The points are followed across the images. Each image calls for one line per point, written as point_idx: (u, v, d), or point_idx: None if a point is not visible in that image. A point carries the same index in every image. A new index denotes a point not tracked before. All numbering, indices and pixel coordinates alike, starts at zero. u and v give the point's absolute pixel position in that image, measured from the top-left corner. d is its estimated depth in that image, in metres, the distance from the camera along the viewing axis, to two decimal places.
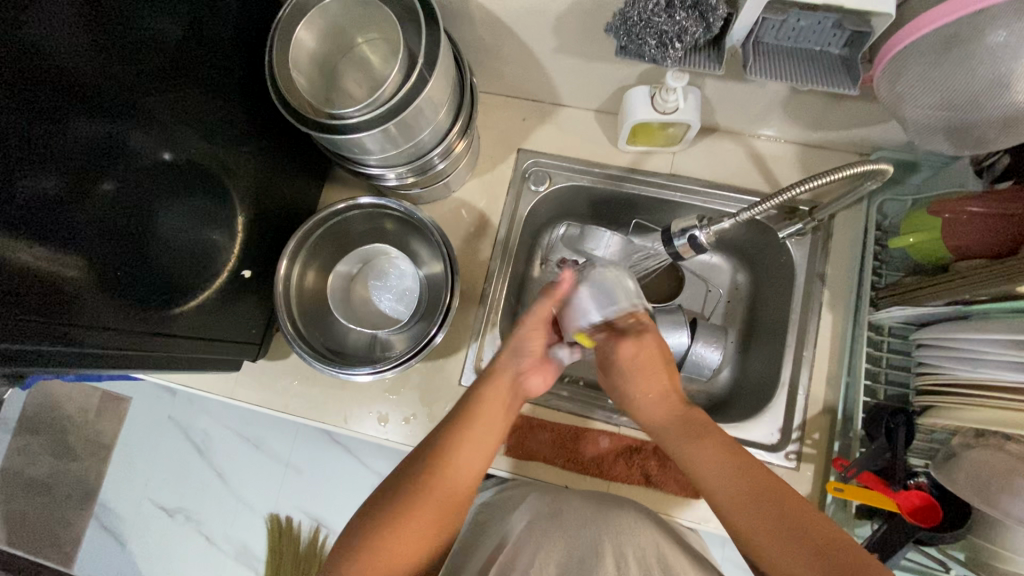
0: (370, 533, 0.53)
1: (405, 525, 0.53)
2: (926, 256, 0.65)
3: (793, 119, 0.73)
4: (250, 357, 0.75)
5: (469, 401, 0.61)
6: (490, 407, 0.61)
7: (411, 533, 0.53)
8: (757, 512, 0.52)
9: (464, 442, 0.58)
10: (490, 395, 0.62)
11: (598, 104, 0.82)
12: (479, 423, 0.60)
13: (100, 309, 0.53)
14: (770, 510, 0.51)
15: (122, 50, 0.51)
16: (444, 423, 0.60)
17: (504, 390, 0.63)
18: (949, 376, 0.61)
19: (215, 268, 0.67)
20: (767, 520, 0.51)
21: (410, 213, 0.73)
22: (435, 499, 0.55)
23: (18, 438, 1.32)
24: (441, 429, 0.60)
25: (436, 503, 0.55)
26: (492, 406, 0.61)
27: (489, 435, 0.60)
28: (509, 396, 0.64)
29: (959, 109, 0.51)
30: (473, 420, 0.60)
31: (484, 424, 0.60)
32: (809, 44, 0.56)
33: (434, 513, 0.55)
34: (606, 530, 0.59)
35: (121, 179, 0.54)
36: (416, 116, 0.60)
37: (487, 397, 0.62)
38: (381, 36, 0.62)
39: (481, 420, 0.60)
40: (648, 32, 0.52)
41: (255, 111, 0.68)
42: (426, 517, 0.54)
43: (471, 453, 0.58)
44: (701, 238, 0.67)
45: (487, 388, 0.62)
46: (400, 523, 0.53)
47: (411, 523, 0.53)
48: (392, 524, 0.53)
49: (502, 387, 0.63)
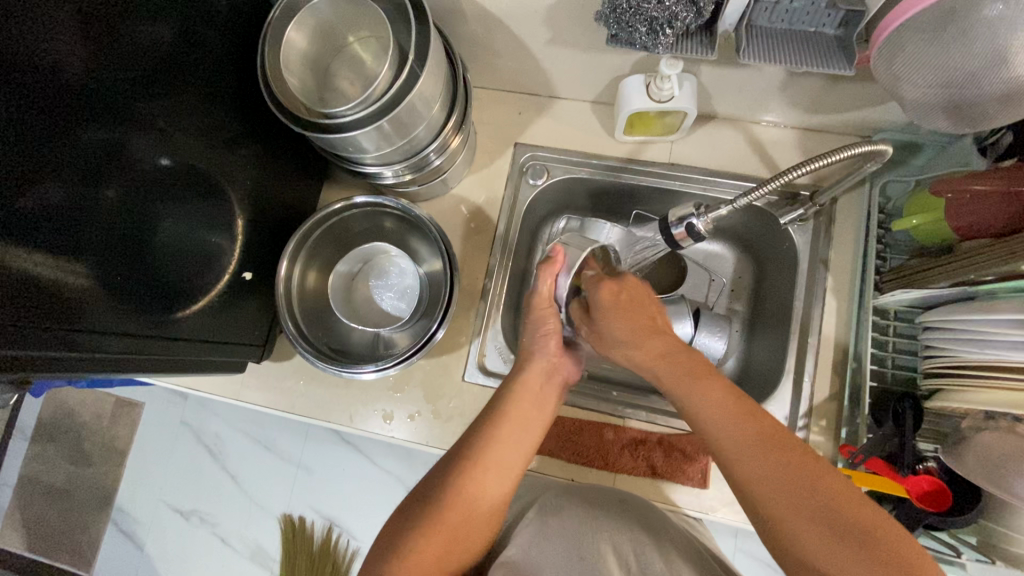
0: (411, 528, 0.53)
1: (447, 521, 0.53)
2: (931, 237, 0.64)
3: (792, 103, 0.72)
4: (255, 359, 0.76)
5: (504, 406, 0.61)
6: (524, 406, 0.61)
7: (455, 531, 0.53)
8: (766, 469, 0.48)
9: (500, 441, 0.58)
10: (527, 394, 0.62)
11: (594, 96, 0.81)
12: (515, 424, 0.60)
13: (104, 314, 0.54)
14: (790, 476, 0.47)
15: (115, 56, 0.52)
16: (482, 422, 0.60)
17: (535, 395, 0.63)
18: (958, 358, 0.60)
19: (219, 270, 0.68)
20: (789, 484, 0.47)
21: (408, 210, 0.74)
22: (475, 500, 0.55)
23: (36, 446, 1.35)
24: (478, 429, 0.60)
25: (476, 502, 0.55)
26: (528, 407, 0.61)
27: (525, 436, 0.60)
28: (541, 397, 0.63)
29: (958, 86, 0.50)
30: (510, 420, 0.60)
31: (519, 425, 0.60)
32: (803, 26, 0.56)
33: (474, 513, 0.55)
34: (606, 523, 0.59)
35: (124, 186, 0.55)
36: (410, 113, 0.60)
37: (523, 400, 0.62)
38: (371, 33, 0.63)
39: (517, 421, 0.60)
40: (638, 19, 0.52)
41: (249, 112, 0.68)
42: (466, 515, 0.54)
43: (504, 458, 0.58)
44: (699, 226, 0.66)
45: (521, 386, 0.63)
46: (442, 520, 0.53)
47: (452, 519, 0.53)
48: (437, 523, 0.53)
49: (535, 383, 0.64)
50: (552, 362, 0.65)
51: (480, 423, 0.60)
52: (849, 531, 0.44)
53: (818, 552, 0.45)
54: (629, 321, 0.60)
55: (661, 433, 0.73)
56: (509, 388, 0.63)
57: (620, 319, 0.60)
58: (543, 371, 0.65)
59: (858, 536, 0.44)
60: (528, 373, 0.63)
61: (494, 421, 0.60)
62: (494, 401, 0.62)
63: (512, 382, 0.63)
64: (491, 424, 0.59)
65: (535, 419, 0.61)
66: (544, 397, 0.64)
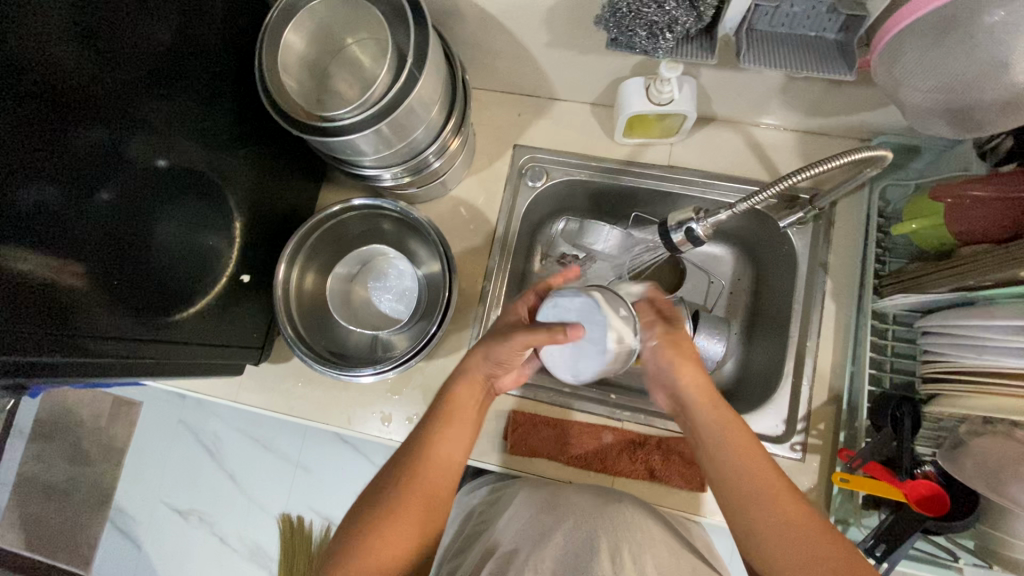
0: (361, 538, 0.53)
1: (397, 524, 0.54)
2: (930, 242, 0.64)
3: (792, 106, 0.72)
4: (253, 361, 0.76)
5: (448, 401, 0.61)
6: (468, 406, 0.61)
7: (405, 532, 0.54)
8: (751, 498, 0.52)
9: (445, 438, 0.59)
10: (471, 391, 0.62)
11: (593, 97, 0.81)
12: (455, 426, 0.60)
13: (102, 318, 0.53)
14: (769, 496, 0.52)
15: (112, 57, 0.51)
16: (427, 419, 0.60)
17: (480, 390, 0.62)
18: (956, 363, 0.60)
19: (216, 272, 0.68)
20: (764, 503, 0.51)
21: (406, 212, 0.73)
22: (425, 497, 0.56)
23: (33, 444, 1.34)
24: (419, 431, 0.60)
25: (425, 498, 0.56)
26: (470, 405, 0.61)
27: (466, 433, 0.60)
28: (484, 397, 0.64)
29: (960, 90, 0.50)
30: (451, 420, 0.60)
31: (460, 425, 0.60)
32: (804, 30, 0.55)
33: (424, 509, 0.55)
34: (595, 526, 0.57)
35: (122, 188, 0.54)
36: (408, 116, 0.59)
37: (464, 397, 0.61)
38: (371, 35, 0.62)
39: (459, 421, 0.60)
40: (638, 23, 0.51)
41: (246, 113, 0.68)
42: (416, 514, 0.55)
43: (449, 452, 0.59)
44: (698, 231, 0.66)
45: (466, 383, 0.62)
46: (391, 523, 0.53)
47: (404, 520, 0.54)
48: (388, 519, 0.54)
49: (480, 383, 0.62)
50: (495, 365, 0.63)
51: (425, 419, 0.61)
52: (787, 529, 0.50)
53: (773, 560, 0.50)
54: (697, 383, 0.58)
55: (659, 436, 0.73)
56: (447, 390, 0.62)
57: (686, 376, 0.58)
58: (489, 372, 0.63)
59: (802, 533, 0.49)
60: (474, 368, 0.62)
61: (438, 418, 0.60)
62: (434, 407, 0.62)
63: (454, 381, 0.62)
64: (433, 426, 0.59)
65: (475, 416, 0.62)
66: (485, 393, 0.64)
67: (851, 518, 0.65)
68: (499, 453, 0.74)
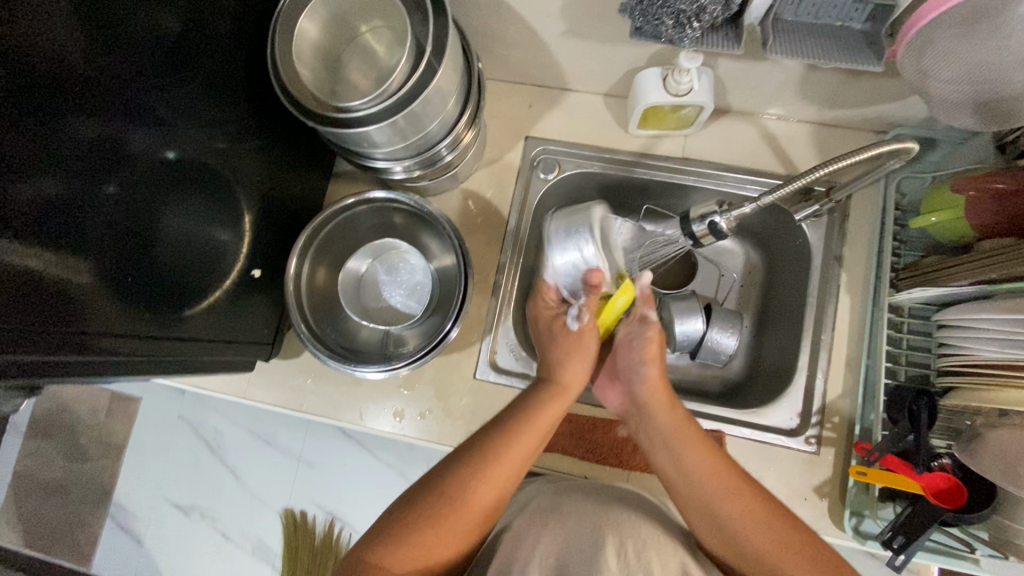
0: (414, 531, 0.52)
1: (444, 536, 0.53)
2: (947, 235, 0.65)
3: (808, 97, 0.71)
4: (263, 357, 0.75)
5: (527, 412, 0.59)
6: (545, 420, 0.60)
7: (457, 534, 0.53)
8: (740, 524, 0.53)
9: (517, 449, 0.57)
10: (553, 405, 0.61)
11: (606, 88, 0.80)
12: (537, 436, 0.58)
13: (112, 315, 0.52)
14: (736, 494, 0.54)
15: (117, 47, 0.49)
16: (502, 425, 0.58)
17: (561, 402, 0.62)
18: (972, 357, 0.60)
19: (226, 266, 0.66)
20: (733, 499, 0.54)
21: (420, 206, 0.72)
22: (489, 495, 0.55)
23: (30, 441, 1.32)
24: (494, 435, 0.57)
25: (484, 503, 0.55)
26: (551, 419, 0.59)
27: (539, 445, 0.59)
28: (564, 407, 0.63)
29: (988, 81, 0.50)
30: (530, 429, 0.58)
31: (538, 437, 0.59)
32: (830, 19, 0.55)
33: (479, 516, 0.55)
34: (610, 518, 0.57)
35: (127, 181, 0.53)
36: (425, 107, 0.58)
37: (541, 408, 0.60)
38: (385, 23, 0.60)
39: (538, 432, 0.59)
40: (665, 12, 0.50)
41: (257, 103, 0.66)
42: (469, 521, 0.54)
43: (516, 462, 0.57)
44: (721, 224, 0.65)
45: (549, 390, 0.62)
46: (444, 524, 0.53)
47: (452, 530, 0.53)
48: (437, 527, 0.53)
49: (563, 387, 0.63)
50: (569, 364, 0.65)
51: (499, 425, 0.59)
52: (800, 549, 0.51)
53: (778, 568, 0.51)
54: (655, 379, 0.64)
55: None
56: (525, 401, 0.61)
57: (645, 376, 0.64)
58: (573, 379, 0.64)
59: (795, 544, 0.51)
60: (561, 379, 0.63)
61: (514, 428, 0.58)
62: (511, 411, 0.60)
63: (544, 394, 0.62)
64: (508, 435, 0.57)
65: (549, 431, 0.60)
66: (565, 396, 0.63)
67: (866, 511, 0.66)
68: None
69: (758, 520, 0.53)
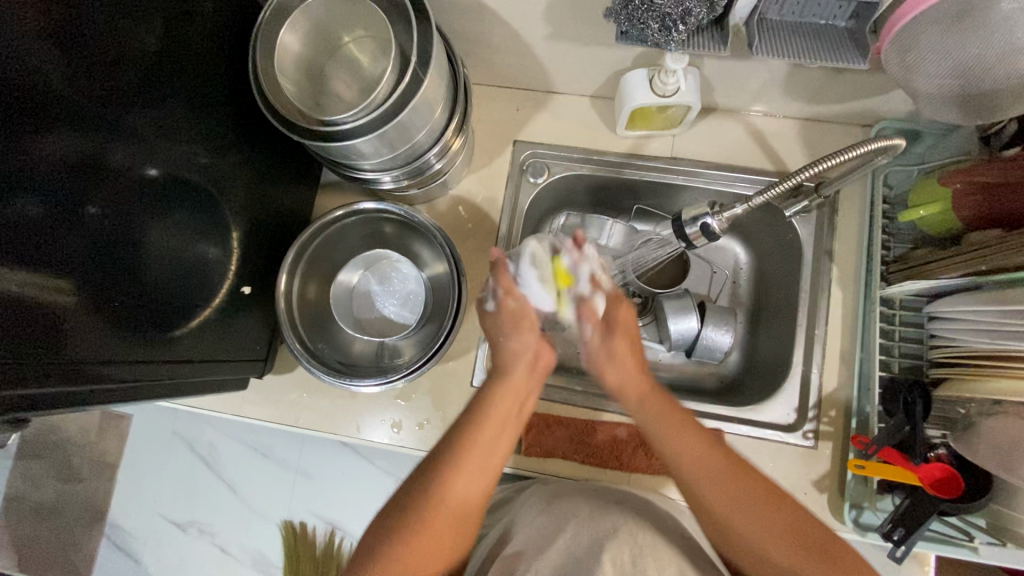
0: (396, 537, 0.52)
1: (425, 538, 0.52)
2: (936, 227, 0.65)
3: (794, 94, 0.72)
4: (256, 374, 0.74)
5: (485, 401, 0.60)
6: (505, 407, 0.60)
7: (445, 539, 0.53)
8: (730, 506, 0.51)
9: (481, 441, 0.57)
10: (510, 394, 0.61)
11: (593, 90, 0.80)
12: (498, 425, 0.59)
13: (101, 340, 0.51)
14: (701, 461, 0.53)
15: (95, 65, 0.48)
16: (462, 418, 0.59)
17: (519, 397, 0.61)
18: (964, 349, 0.60)
19: (217, 283, 0.65)
20: (696, 464, 0.53)
21: (410, 215, 0.71)
22: (464, 487, 0.55)
23: (20, 463, 1.30)
24: (455, 431, 0.58)
25: (461, 498, 0.55)
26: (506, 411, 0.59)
27: (506, 436, 0.59)
28: (524, 396, 0.62)
29: (972, 76, 0.50)
30: (491, 423, 0.58)
31: (500, 424, 0.59)
32: (814, 18, 0.55)
33: (457, 517, 0.54)
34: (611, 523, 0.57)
35: (110, 202, 0.52)
36: (412, 118, 0.57)
37: (494, 401, 0.60)
38: (368, 33, 0.59)
39: (498, 418, 0.59)
40: (650, 15, 0.50)
41: (239, 116, 0.65)
42: (445, 528, 0.53)
43: (483, 453, 0.57)
44: (713, 225, 0.65)
45: (508, 383, 0.61)
46: (425, 529, 0.53)
47: (431, 532, 0.53)
48: (417, 528, 0.53)
49: (521, 380, 0.62)
50: (531, 353, 0.63)
51: (459, 421, 0.59)
52: (766, 520, 0.50)
53: (733, 531, 0.51)
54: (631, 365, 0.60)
55: None
56: (484, 394, 0.61)
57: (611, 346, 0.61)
58: (529, 365, 0.62)
59: (757, 515, 0.51)
60: (513, 371, 0.62)
61: (473, 421, 0.58)
62: (470, 407, 0.60)
63: (496, 383, 0.61)
64: (471, 429, 0.57)
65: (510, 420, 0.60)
66: (524, 390, 0.63)
67: (865, 502, 0.67)
68: (513, 455, 0.74)
69: (736, 501, 0.51)
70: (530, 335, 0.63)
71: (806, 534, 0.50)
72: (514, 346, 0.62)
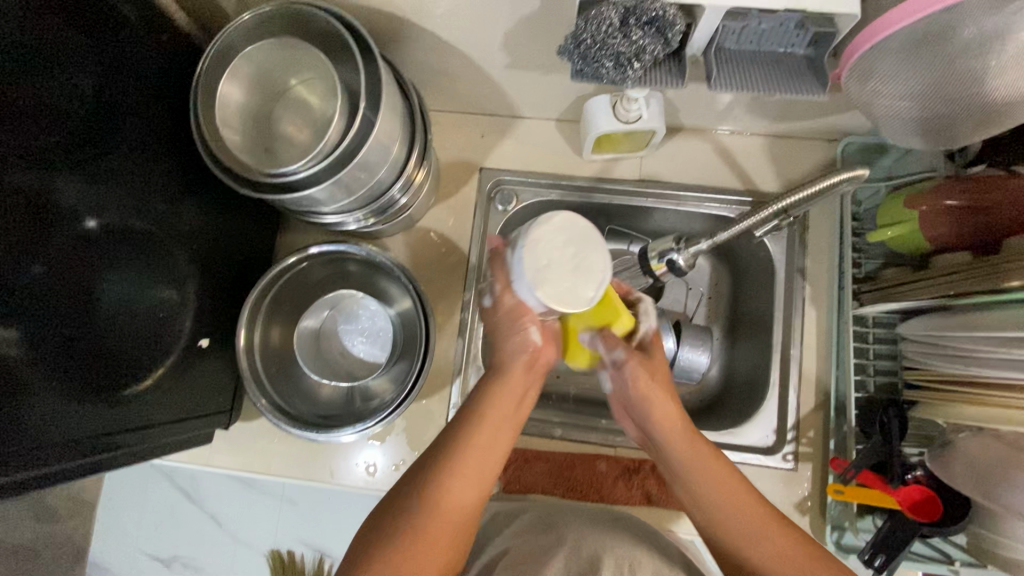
0: (382, 547, 0.47)
1: (415, 550, 0.47)
2: (905, 246, 0.65)
3: (760, 113, 0.71)
4: (222, 425, 0.72)
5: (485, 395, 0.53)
6: (505, 403, 0.53)
7: (435, 549, 0.48)
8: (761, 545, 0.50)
9: (480, 440, 0.51)
10: (511, 387, 0.53)
11: (558, 114, 0.78)
12: (499, 420, 0.52)
13: (49, 407, 0.49)
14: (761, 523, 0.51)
15: (27, 121, 0.46)
16: (462, 414, 0.53)
17: (518, 394, 0.54)
18: (932, 373, 0.60)
19: (175, 337, 0.63)
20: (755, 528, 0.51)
21: (373, 256, 0.69)
22: (459, 494, 0.49)
23: None
24: (453, 425, 0.52)
25: (456, 503, 0.49)
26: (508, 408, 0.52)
27: (502, 436, 0.52)
28: (527, 387, 0.54)
29: (933, 103, 0.49)
30: (486, 423, 0.52)
31: (501, 420, 0.52)
32: (772, 46, 0.53)
33: (452, 526, 0.49)
34: None
35: (53, 258, 0.50)
36: (366, 163, 0.56)
37: (498, 393, 0.53)
38: (317, 75, 0.57)
39: (501, 414, 0.52)
40: (603, 54, 0.49)
41: (189, 164, 0.62)
42: (436, 542, 0.48)
43: (481, 455, 0.51)
44: (679, 260, 0.64)
45: (508, 376, 0.53)
46: (413, 541, 0.47)
47: (423, 544, 0.48)
48: (403, 541, 0.47)
49: (522, 375, 0.54)
50: (535, 349, 0.53)
51: (456, 418, 0.53)
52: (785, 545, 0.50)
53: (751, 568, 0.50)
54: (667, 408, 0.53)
55: None
56: (480, 389, 0.54)
57: (657, 407, 0.53)
58: (529, 361, 0.53)
59: (770, 543, 0.50)
60: (515, 365, 0.53)
61: (472, 419, 0.52)
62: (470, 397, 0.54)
63: (496, 374, 0.54)
64: (468, 424, 0.52)
65: (512, 419, 0.53)
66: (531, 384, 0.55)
67: (846, 524, 0.66)
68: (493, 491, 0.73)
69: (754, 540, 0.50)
70: (531, 331, 0.52)
71: (789, 533, 0.50)
72: (514, 342, 0.52)
